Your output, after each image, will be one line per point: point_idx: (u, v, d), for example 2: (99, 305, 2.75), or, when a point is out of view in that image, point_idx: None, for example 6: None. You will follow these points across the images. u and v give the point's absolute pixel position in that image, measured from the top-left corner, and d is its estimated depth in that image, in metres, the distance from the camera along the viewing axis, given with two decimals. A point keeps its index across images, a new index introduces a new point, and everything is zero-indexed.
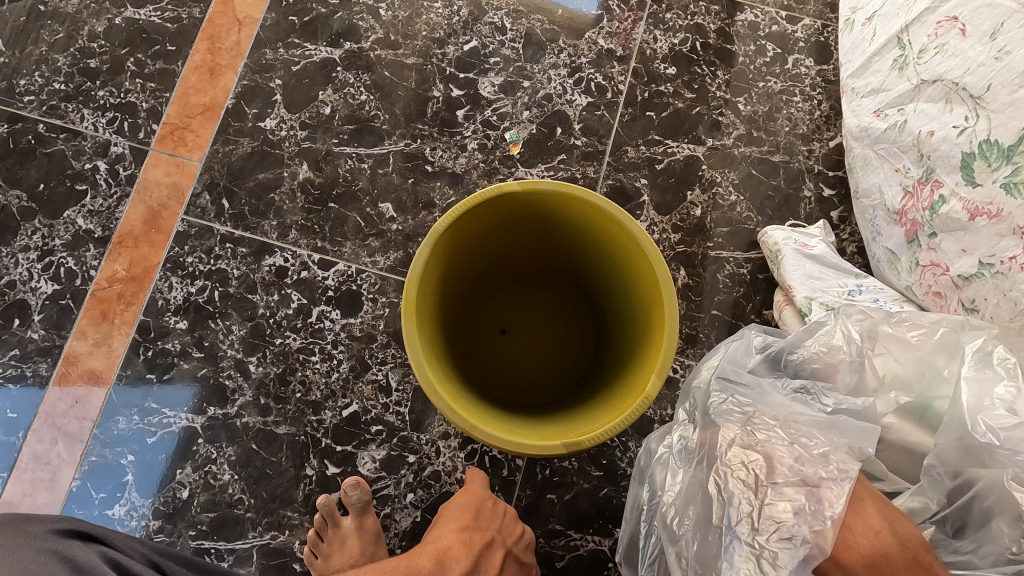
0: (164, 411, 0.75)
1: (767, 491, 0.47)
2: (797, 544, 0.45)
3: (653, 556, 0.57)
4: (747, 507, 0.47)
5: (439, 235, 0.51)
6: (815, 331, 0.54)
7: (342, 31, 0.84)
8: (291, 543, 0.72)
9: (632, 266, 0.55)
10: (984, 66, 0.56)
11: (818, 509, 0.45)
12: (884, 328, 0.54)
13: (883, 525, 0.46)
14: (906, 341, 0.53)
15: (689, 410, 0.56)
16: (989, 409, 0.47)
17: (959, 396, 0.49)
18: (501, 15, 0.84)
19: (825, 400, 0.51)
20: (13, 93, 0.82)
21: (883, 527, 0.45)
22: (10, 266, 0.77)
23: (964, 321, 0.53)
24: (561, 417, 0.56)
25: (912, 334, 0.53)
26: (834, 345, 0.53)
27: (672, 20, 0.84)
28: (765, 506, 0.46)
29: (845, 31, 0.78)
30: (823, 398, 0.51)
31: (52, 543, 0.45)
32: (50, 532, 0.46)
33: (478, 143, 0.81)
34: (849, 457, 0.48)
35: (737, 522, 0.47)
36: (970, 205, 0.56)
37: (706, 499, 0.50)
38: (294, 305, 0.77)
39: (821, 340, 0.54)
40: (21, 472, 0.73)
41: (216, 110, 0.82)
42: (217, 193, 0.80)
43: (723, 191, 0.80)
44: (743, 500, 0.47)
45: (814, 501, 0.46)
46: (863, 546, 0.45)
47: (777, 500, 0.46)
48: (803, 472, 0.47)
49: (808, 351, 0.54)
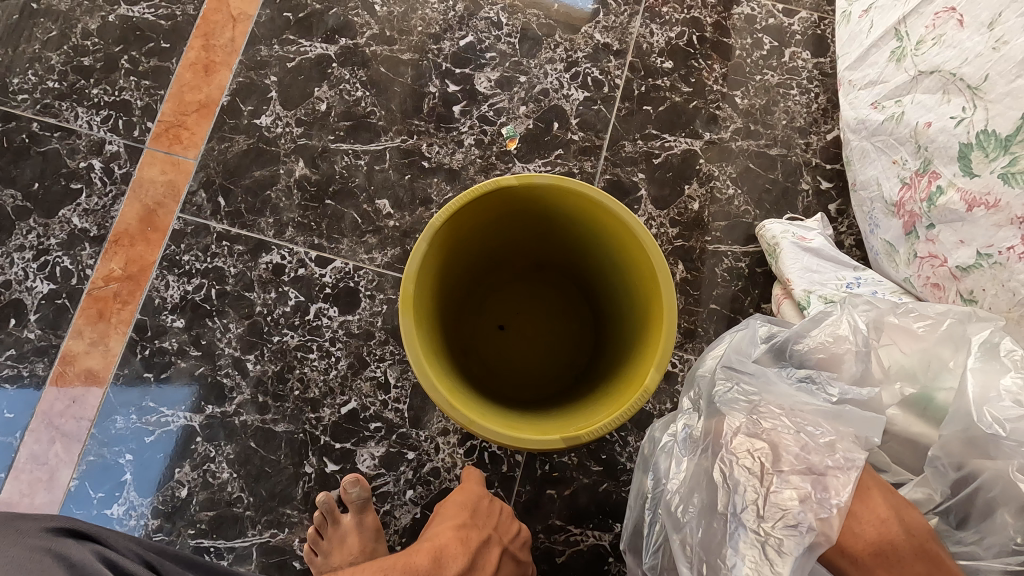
0: (162, 409, 0.74)
1: (773, 478, 0.47)
2: (803, 531, 0.45)
3: (657, 544, 0.58)
4: (752, 495, 0.47)
5: (436, 230, 0.51)
6: (825, 324, 0.54)
7: (337, 27, 0.83)
8: (290, 541, 0.72)
9: (630, 259, 0.55)
10: (982, 56, 0.55)
11: (824, 498, 0.45)
12: (891, 319, 0.54)
13: (889, 514, 0.45)
14: (912, 331, 0.53)
15: (693, 399, 0.56)
16: (995, 401, 0.47)
17: (965, 387, 0.48)
18: (498, 10, 0.84)
19: (830, 390, 0.51)
20: (7, 92, 0.81)
21: (890, 515, 0.45)
22: (5, 266, 0.77)
23: (971, 313, 0.53)
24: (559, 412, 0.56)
25: (919, 324, 0.53)
26: (840, 335, 0.53)
27: (668, 14, 0.83)
28: (770, 493, 0.46)
29: (841, 24, 0.78)
30: (828, 388, 0.51)
31: (46, 541, 0.45)
32: (44, 530, 0.46)
33: (476, 138, 0.81)
34: (856, 447, 0.47)
35: (741, 509, 0.47)
36: (968, 196, 0.56)
37: (711, 488, 0.50)
38: (292, 303, 0.77)
39: (830, 334, 0.54)
40: (18, 472, 0.73)
41: (212, 107, 0.82)
42: (213, 190, 0.79)
43: (720, 184, 0.80)
44: (749, 488, 0.47)
45: (820, 489, 0.46)
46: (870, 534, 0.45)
47: (784, 487, 0.46)
48: (813, 458, 0.47)
49: (815, 342, 0.54)
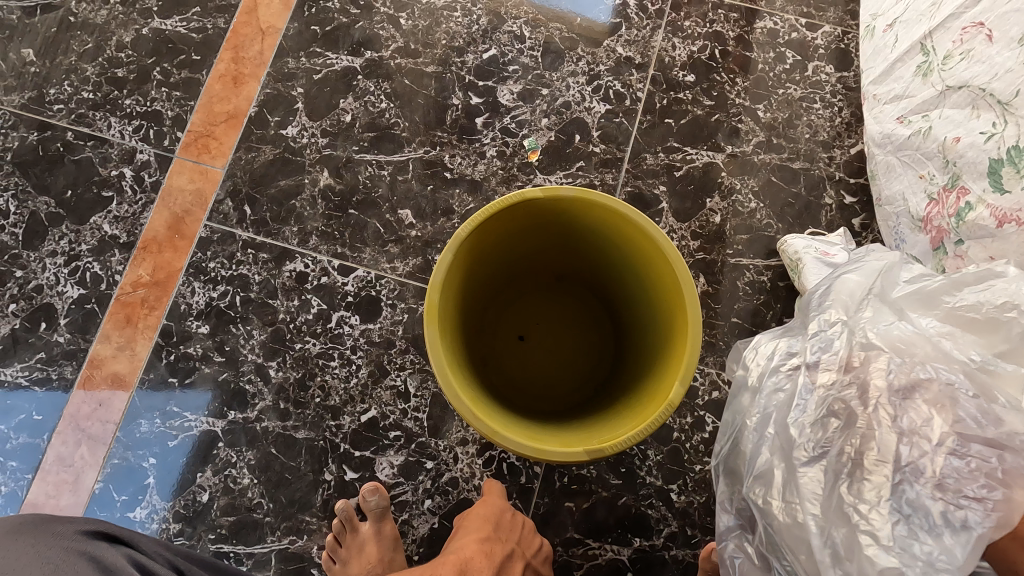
0: (185, 414, 0.75)
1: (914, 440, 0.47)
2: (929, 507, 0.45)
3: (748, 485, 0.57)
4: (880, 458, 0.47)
5: (461, 240, 0.51)
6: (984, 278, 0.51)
7: (363, 40, 0.85)
8: (309, 548, 0.72)
9: (654, 271, 0.55)
10: (1012, 72, 0.55)
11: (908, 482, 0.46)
12: None
13: None
14: None
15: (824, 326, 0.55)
16: None
17: None
18: (521, 24, 0.85)
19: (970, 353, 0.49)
20: (43, 102, 0.84)
21: None
22: (38, 270, 0.79)
23: None
24: (580, 424, 0.56)
25: None
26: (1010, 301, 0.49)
27: (691, 28, 0.84)
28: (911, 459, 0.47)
29: (866, 38, 0.78)
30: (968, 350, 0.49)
31: (80, 543, 0.46)
32: (78, 532, 0.47)
33: (498, 150, 0.81)
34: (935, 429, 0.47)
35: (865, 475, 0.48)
36: (998, 212, 0.55)
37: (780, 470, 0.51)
38: (315, 310, 0.77)
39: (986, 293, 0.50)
40: (45, 473, 0.74)
41: (240, 118, 0.83)
42: (240, 199, 0.81)
43: (742, 198, 0.80)
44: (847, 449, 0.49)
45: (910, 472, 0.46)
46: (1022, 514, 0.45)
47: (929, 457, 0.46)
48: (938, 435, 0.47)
49: (971, 296, 0.51)
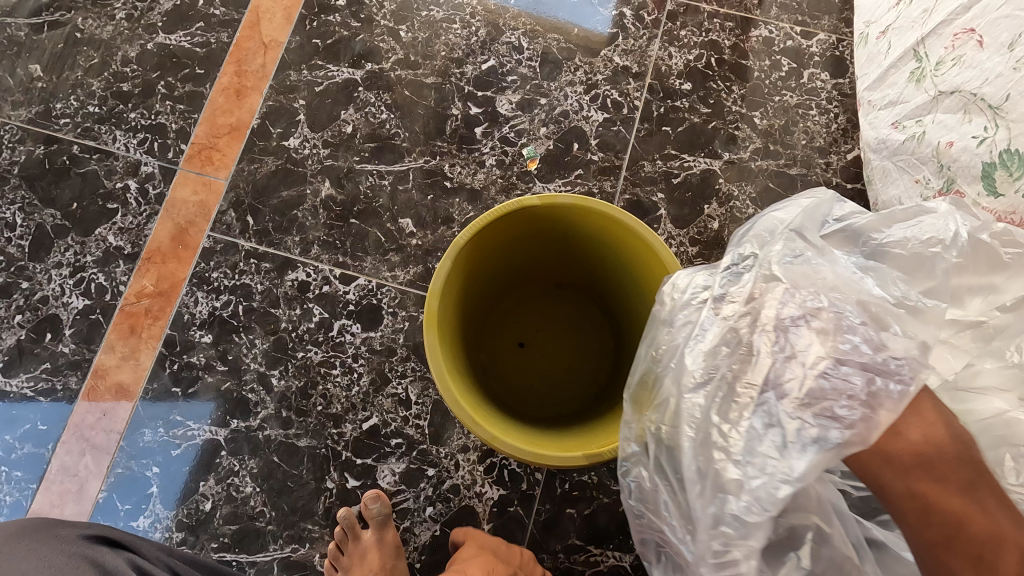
0: (189, 423, 0.76)
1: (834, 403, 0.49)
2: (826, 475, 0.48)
3: None
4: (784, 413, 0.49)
5: (461, 247, 0.52)
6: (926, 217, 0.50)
7: (364, 52, 0.86)
8: (311, 556, 0.72)
9: (651, 278, 0.56)
10: (1002, 77, 0.56)
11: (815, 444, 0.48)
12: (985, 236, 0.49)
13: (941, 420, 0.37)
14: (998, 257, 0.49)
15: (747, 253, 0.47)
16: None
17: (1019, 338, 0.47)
18: (519, 35, 0.86)
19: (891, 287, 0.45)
20: (50, 116, 0.85)
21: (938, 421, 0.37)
22: (43, 282, 0.80)
23: None
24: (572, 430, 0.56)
25: (1008, 251, 0.49)
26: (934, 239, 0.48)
27: (686, 37, 0.85)
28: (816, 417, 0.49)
29: (860, 45, 0.78)
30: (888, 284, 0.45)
31: (80, 547, 0.46)
32: (80, 537, 0.47)
33: (497, 159, 0.82)
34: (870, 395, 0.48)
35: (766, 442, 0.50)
36: (992, 215, 0.56)
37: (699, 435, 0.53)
38: (316, 319, 0.78)
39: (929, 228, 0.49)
40: (49, 483, 0.74)
41: (243, 130, 0.84)
42: (242, 210, 0.82)
43: (739, 204, 0.80)
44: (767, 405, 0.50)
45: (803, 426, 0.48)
46: (923, 446, 0.36)
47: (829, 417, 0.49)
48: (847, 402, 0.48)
49: (900, 232, 0.49)
